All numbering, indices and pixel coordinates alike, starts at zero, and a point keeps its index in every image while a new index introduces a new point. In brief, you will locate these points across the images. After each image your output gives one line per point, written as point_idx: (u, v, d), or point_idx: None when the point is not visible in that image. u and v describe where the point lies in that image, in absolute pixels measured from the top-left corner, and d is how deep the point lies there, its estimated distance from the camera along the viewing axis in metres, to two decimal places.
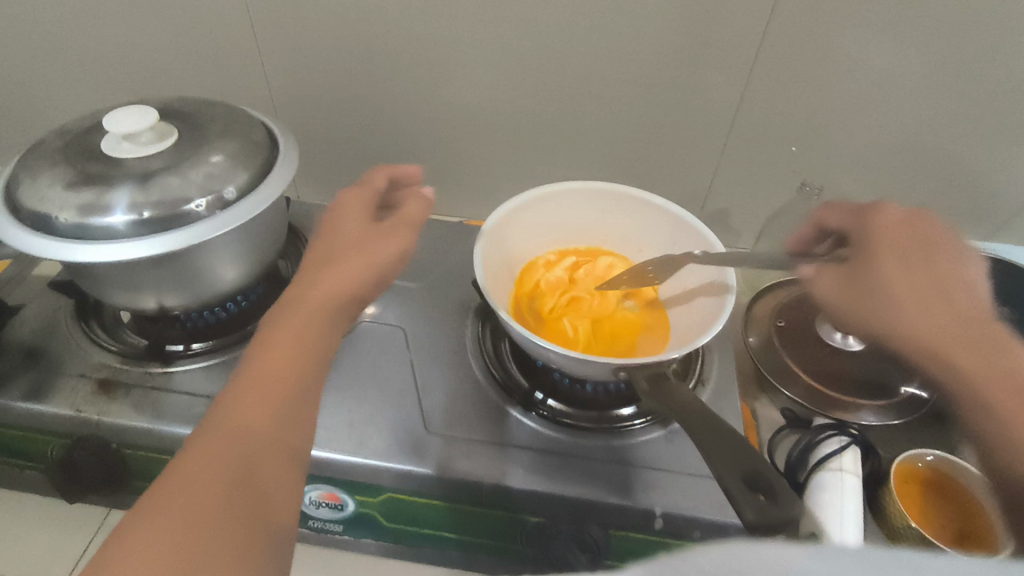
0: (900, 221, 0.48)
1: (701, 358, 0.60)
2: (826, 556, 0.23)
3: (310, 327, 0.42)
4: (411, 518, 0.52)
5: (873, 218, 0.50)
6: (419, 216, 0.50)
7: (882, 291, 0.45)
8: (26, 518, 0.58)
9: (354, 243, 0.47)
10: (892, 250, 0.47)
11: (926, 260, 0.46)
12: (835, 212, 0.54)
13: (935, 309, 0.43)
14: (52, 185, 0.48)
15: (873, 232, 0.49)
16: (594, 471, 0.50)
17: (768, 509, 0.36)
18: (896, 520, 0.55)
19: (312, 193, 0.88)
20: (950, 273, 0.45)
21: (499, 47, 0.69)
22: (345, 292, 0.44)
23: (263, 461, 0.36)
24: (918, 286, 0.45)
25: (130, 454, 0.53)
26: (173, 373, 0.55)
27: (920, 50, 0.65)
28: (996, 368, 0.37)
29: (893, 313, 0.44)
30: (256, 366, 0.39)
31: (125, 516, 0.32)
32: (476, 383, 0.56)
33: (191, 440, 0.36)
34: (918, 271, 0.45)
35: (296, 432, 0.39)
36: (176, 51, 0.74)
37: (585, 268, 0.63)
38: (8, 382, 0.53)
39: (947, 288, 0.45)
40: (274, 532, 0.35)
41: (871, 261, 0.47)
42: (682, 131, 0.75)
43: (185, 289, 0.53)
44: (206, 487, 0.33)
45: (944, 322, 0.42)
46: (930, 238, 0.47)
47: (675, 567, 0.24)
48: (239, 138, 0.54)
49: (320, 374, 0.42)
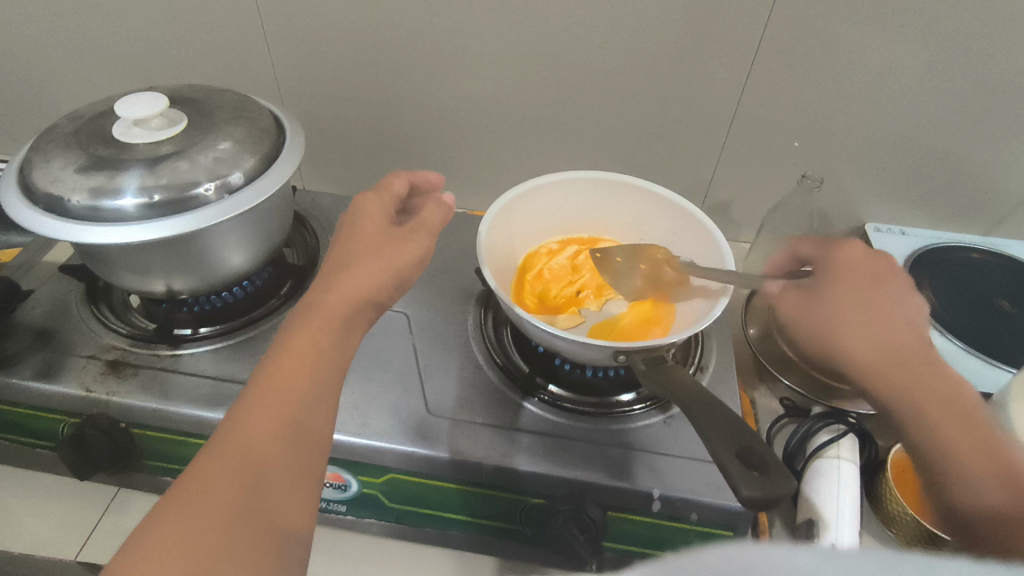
0: (862, 258, 0.54)
1: (700, 345, 0.60)
2: (838, 556, 0.22)
3: (326, 332, 0.43)
4: (413, 498, 0.53)
5: (837, 252, 0.55)
6: (437, 221, 0.51)
7: (842, 322, 0.51)
8: (35, 495, 0.59)
9: (370, 244, 0.47)
10: (854, 282, 0.52)
11: (879, 295, 0.51)
12: (808, 242, 0.58)
13: (896, 346, 0.48)
14: (65, 168, 0.49)
15: (835, 264, 0.54)
16: (593, 453, 0.51)
17: (761, 482, 0.37)
18: (891, 508, 0.56)
19: (319, 182, 0.89)
20: (896, 305, 0.51)
21: (502, 39, 0.70)
22: (359, 299, 0.45)
23: (276, 468, 0.37)
24: (867, 321, 0.50)
25: (138, 432, 0.54)
26: (181, 355, 0.56)
27: (919, 44, 0.65)
28: (970, 428, 0.41)
29: (855, 346, 0.49)
30: (272, 370, 0.40)
31: (143, 520, 0.33)
32: (478, 367, 0.57)
33: (207, 443, 0.37)
34: (871, 307, 0.51)
35: (313, 438, 0.39)
36: (185, 42, 0.75)
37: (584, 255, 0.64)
38: (20, 361, 0.54)
39: (895, 322, 0.49)
40: (290, 537, 0.36)
41: (832, 288, 0.53)
42: (684, 124, 0.75)
43: (193, 272, 0.54)
44: (218, 493, 0.35)
45: (908, 358, 0.47)
46: (884, 275, 0.53)
47: (682, 567, 0.23)
48: (246, 124, 0.55)
49: (336, 377, 0.42)
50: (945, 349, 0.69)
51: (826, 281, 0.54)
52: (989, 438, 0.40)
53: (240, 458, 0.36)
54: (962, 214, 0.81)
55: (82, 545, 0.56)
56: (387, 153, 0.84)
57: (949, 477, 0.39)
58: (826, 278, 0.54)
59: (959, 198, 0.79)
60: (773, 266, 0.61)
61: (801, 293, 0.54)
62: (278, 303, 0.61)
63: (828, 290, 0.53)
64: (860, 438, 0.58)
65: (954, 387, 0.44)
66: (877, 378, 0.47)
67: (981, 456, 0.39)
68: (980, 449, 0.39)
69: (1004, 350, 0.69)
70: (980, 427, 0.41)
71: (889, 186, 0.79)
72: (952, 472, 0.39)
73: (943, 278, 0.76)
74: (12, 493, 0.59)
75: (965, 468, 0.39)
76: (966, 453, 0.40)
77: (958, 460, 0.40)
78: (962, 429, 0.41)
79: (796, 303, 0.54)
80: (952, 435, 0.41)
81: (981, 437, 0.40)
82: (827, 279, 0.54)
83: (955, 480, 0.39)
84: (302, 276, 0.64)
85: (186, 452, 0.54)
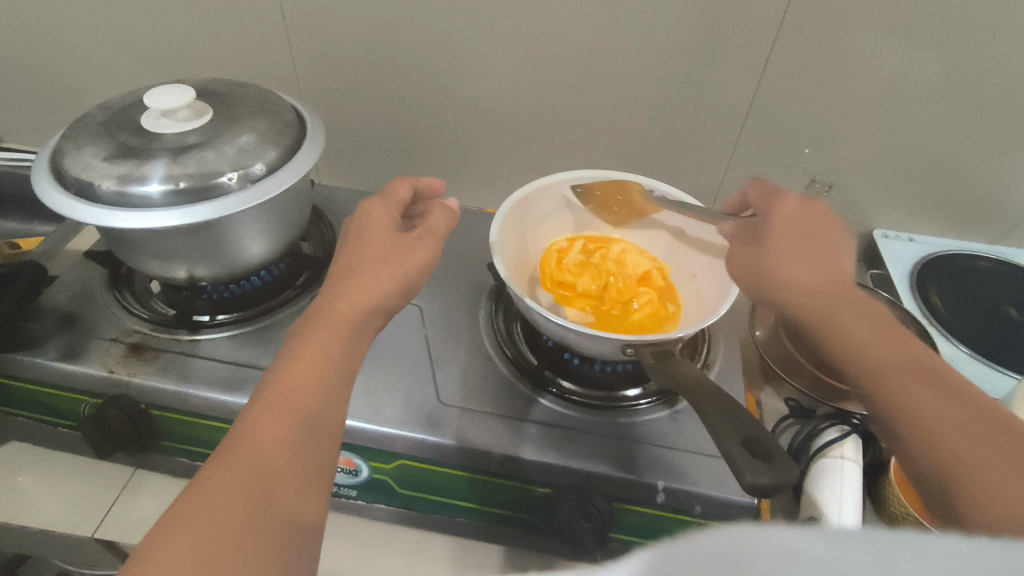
0: (798, 204, 0.54)
1: (707, 342, 0.61)
2: (834, 539, 0.21)
3: (334, 340, 0.44)
4: (422, 485, 0.55)
5: (777, 201, 0.55)
6: (443, 226, 0.53)
7: (782, 265, 0.50)
8: (56, 475, 0.60)
9: (380, 249, 0.49)
10: (793, 226, 0.53)
11: (819, 238, 0.52)
12: (755, 199, 0.57)
13: (831, 281, 0.49)
14: (95, 156, 0.50)
15: (773, 210, 0.54)
16: (598, 445, 0.52)
17: (763, 467, 0.38)
18: (893, 507, 0.55)
19: (336, 178, 0.91)
20: (831, 249, 0.51)
21: (519, 41, 0.72)
22: (371, 304, 0.46)
23: (288, 463, 0.38)
24: (802, 260, 0.50)
25: (158, 415, 0.55)
26: (199, 340, 0.58)
27: (929, 55, 0.66)
28: (904, 357, 0.43)
29: (796, 283, 0.49)
30: (283, 377, 0.41)
31: (156, 524, 0.34)
32: (488, 359, 0.59)
33: (217, 448, 0.38)
34: (810, 247, 0.51)
35: (323, 438, 0.41)
36: (213, 39, 0.77)
37: (598, 253, 0.63)
38: (45, 342, 0.56)
39: (830, 264, 0.50)
40: (302, 538, 0.37)
41: (775, 233, 0.52)
42: (696, 128, 0.76)
43: (213, 258, 0.55)
44: (232, 499, 0.36)
45: (840, 296, 0.48)
46: (818, 222, 0.53)
47: (682, 552, 0.22)
48: (269, 117, 0.56)
49: (345, 382, 0.44)
50: (951, 356, 0.69)
51: (765, 223, 0.54)
52: (913, 353, 0.43)
53: (252, 465, 0.37)
54: (970, 222, 0.81)
55: (100, 522, 0.57)
56: (402, 151, 0.85)
57: (880, 387, 0.42)
58: (768, 224, 0.53)
59: (967, 207, 0.80)
60: (729, 203, 0.62)
61: (744, 246, 0.54)
62: (294, 293, 0.63)
63: (772, 237, 0.52)
64: (863, 439, 0.58)
65: (882, 323, 0.46)
66: (813, 311, 0.48)
67: (909, 367, 0.42)
68: (907, 361, 0.42)
69: (1011, 357, 0.69)
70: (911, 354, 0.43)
71: (898, 194, 0.79)
72: (884, 384, 0.42)
73: (949, 286, 0.77)
74: (35, 471, 0.60)
75: (895, 380, 0.41)
76: (892, 364, 0.42)
77: (889, 376, 0.42)
78: (886, 346, 0.44)
79: (739, 250, 0.54)
80: (884, 356, 0.43)
81: (910, 356, 0.43)
82: (770, 222, 0.53)
83: (890, 393, 0.41)
84: (318, 268, 0.66)
85: (203, 433, 0.56)
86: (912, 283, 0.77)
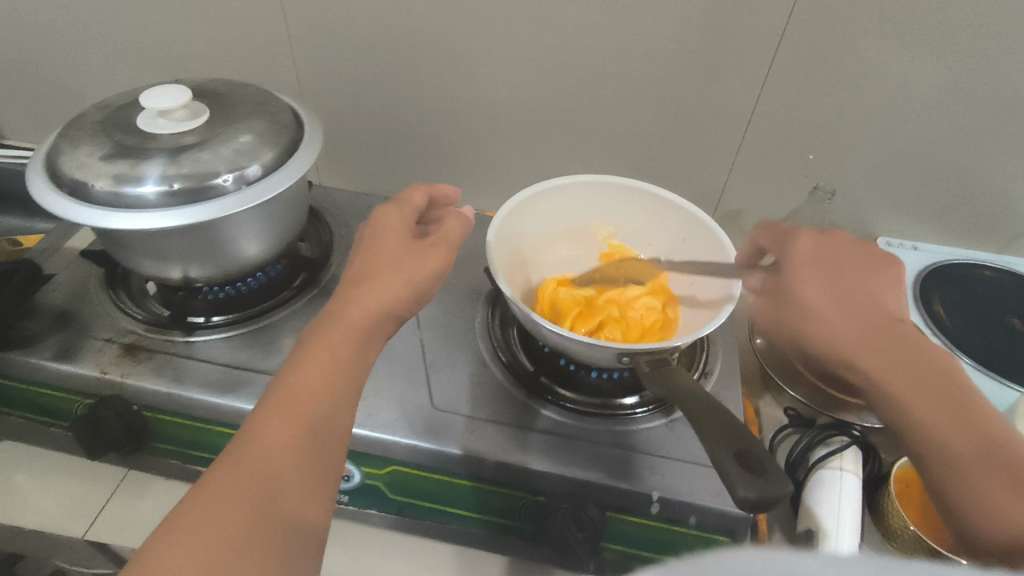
0: (816, 243, 0.55)
1: (705, 350, 0.61)
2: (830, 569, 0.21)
3: (343, 346, 0.43)
4: (414, 490, 0.54)
5: (794, 242, 0.55)
6: (457, 235, 0.52)
7: (810, 314, 0.51)
8: (49, 474, 0.60)
9: (390, 258, 0.48)
10: (814, 269, 0.53)
11: (843, 278, 0.52)
12: (763, 231, 0.58)
13: (872, 325, 0.49)
14: (91, 155, 0.50)
15: (796, 254, 0.54)
16: (594, 453, 0.51)
17: (756, 480, 0.37)
18: (892, 520, 0.55)
19: (336, 179, 0.90)
20: (860, 286, 0.52)
21: (520, 43, 0.71)
22: (382, 311, 0.46)
23: (297, 466, 0.38)
24: (831, 307, 0.51)
25: (151, 416, 0.55)
26: (194, 342, 0.58)
27: (934, 62, 0.65)
28: (943, 401, 0.43)
29: (829, 333, 0.50)
30: (291, 381, 0.41)
31: (161, 525, 0.34)
32: (484, 365, 0.58)
33: (224, 450, 0.38)
34: (838, 291, 0.51)
35: (331, 442, 0.40)
36: (214, 38, 0.77)
37: (607, 296, 0.62)
38: (39, 341, 0.56)
39: (862, 304, 0.50)
40: (304, 542, 0.36)
41: (800, 281, 0.53)
42: (698, 133, 0.76)
43: (209, 259, 0.55)
44: (234, 501, 0.35)
45: (877, 337, 0.48)
46: (842, 260, 0.54)
47: None
48: (267, 118, 0.56)
49: (354, 386, 0.43)
50: None
51: (788, 269, 0.54)
52: (951, 396, 0.44)
53: (257, 466, 0.37)
54: (976, 231, 0.80)
55: (91, 523, 0.57)
56: (402, 153, 0.85)
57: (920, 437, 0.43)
58: (790, 269, 0.54)
59: (974, 215, 0.78)
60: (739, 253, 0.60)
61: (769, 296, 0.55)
62: (290, 295, 0.63)
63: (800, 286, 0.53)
64: (862, 450, 0.57)
65: (925, 362, 0.46)
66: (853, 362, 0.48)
67: (950, 417, 0.42)
68: (942, 406, 0.43)
69: (1016, 369, 0.68)
70: (955, 401, 0.43)
71: (904, 201, 0.79)
72: (925, 431, 0.43)
73: (954, 295, 0.76)
74: (28, 469, 0.60)
75: (940, 430, 0.42)
76: (928, 410, 0.43)
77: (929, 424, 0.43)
78: (924, 389, 0.44)
79: (763, 302, 0.55)
80: (921, 405, 0.44)
81: (952, 400, 0.43)
82: (792, 266, 0.54)
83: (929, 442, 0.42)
84: (315, 269, 0.65)
85: (196, 435, 0.55)
86: (916, 292, 0.76)
